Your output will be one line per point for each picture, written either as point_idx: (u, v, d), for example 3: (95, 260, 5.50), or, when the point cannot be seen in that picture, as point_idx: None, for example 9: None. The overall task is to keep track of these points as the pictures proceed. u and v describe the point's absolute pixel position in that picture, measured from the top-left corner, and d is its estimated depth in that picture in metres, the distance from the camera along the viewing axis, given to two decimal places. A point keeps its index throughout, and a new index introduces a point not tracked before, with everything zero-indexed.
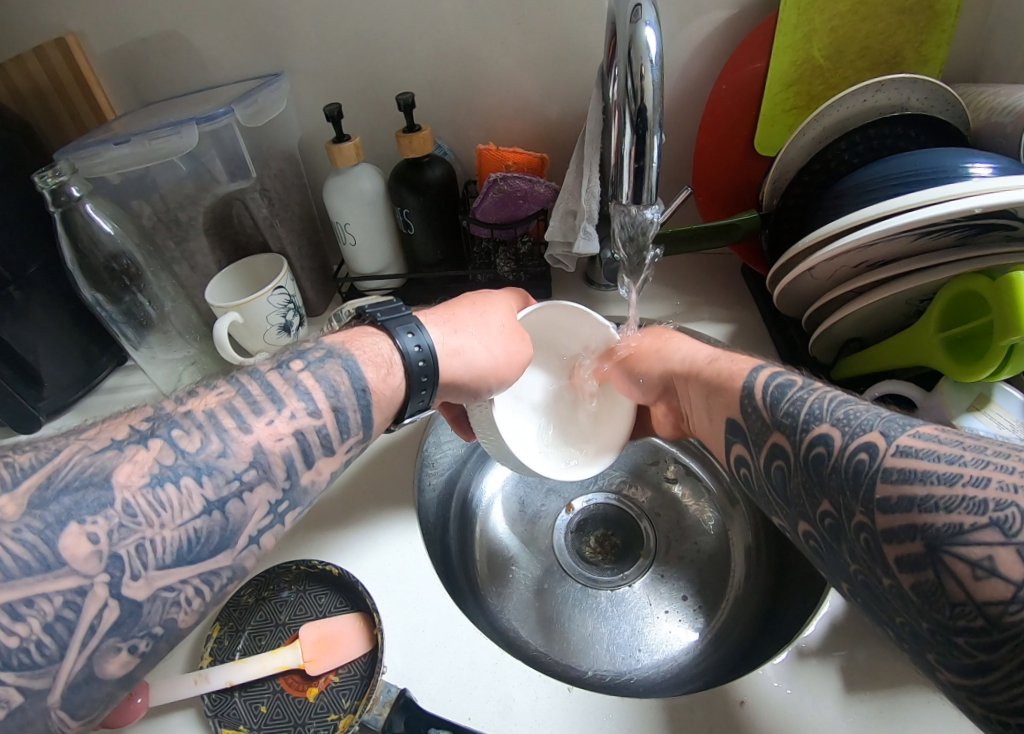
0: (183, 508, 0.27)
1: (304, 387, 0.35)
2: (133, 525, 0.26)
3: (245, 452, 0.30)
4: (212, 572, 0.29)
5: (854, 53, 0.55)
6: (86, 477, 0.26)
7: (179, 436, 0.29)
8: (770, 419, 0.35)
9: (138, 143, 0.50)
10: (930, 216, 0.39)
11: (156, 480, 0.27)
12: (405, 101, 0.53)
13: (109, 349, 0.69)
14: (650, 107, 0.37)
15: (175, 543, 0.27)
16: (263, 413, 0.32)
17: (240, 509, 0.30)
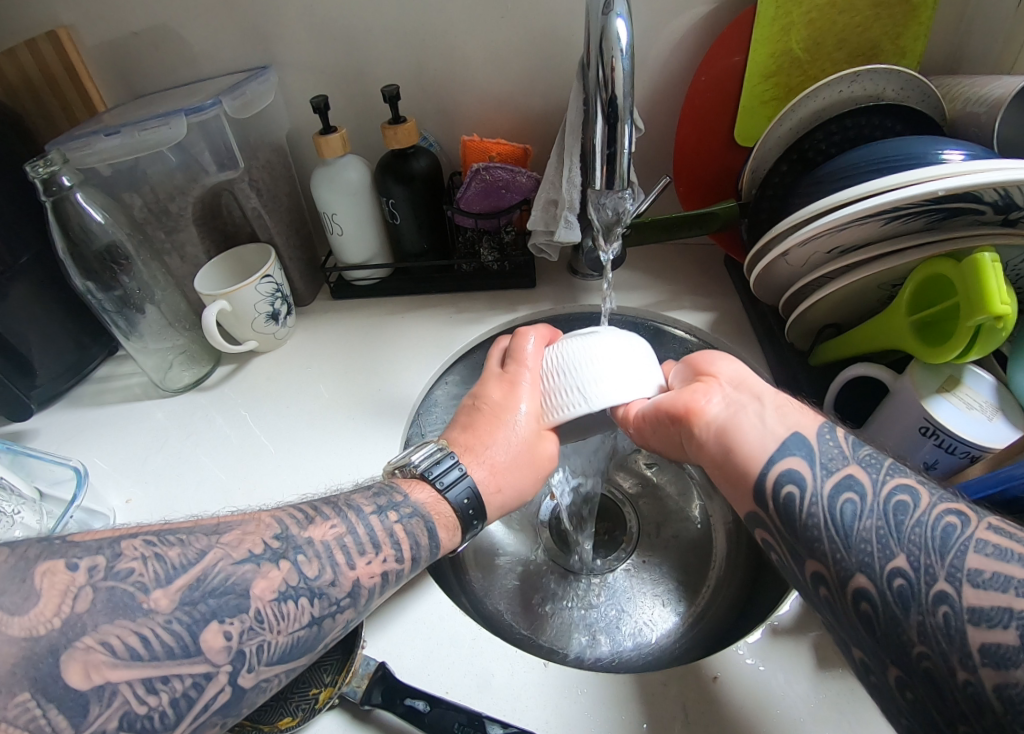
0: (295, 620, 0.31)
1: (396, 537, 0.37)
2: (258, 628, 0.30)
3: (347, 584, 0.34)
4: (296, 670, 0.32)
5: (832, 45, 0.56)
6: (228, 586, 0.30)
7: (302, 561, 0.33)
8: (850, 453, 0.35)
9: (129, 134, 0.52)
10: (894, 200, 0.40)
11: (282, 596, 0.31)
12: (389, 93, 0.54)
13: (100, 339, 0.70)
14: (620, 96, 0.39)
15: (283, 646, 0.31)
16: (367, 553, 0.36)
17: (333, 626, 0.33)
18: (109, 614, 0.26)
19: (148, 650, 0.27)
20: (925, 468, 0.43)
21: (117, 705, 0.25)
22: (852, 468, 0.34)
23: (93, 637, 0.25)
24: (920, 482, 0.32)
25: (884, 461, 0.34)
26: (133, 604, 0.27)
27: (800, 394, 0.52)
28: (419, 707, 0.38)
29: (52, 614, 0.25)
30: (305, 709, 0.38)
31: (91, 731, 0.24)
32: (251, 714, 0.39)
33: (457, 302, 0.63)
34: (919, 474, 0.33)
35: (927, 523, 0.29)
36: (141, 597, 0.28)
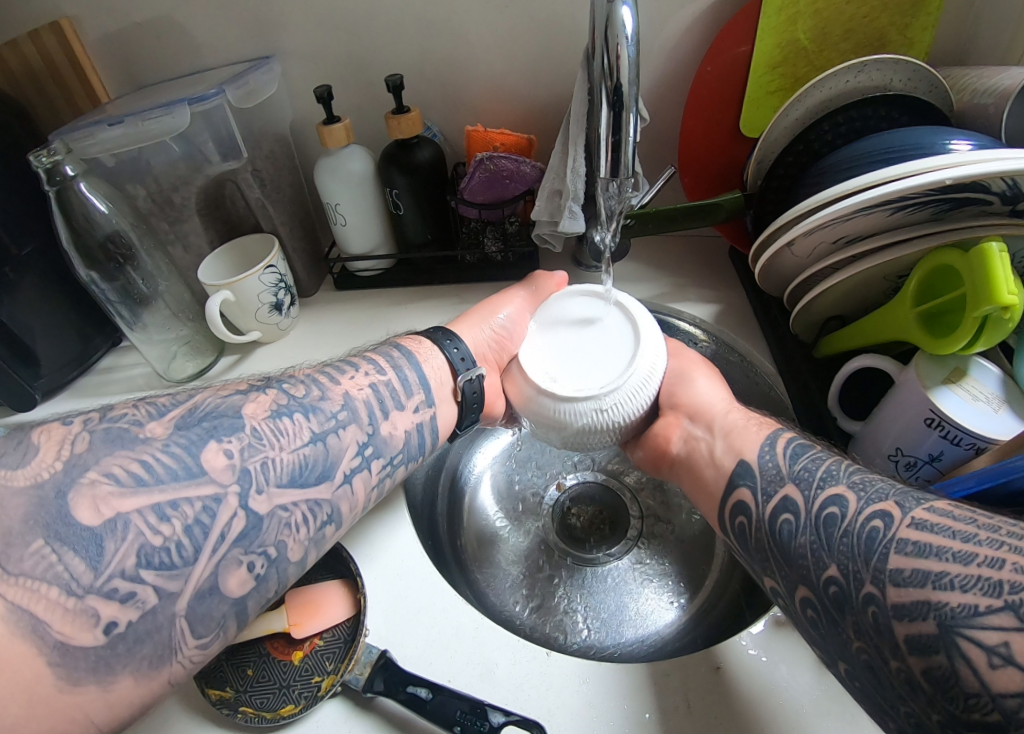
0: (295, 435, 0.36)
1: (367, 359, 0.45)
2: (259, 445, 0.34)
3: (337, 397, 0.40)
4: (316, 501, 0.36)
5: (838, 35, 0.55)
6: (220, 412, 0.35)
7: (287, 388, 0.39)
8: (785, 471, 0.36)
9: (132, 124, 0.51)
10: (901, 189, 0.40)
11: (276, 414, 0.36)
12: (394, 83, 0.54)
13: (104, 330, 0.70)
14: (626, 84, 0.38)
15: (289, 466, 0.35)
16: (347, 373, 0.42)
17: (336, 443, 0.38)
18: (110, 448, 0.29)
19: (152, 475, 0.29)
20: (931, 461, 0.42)
21: (132, 539, 0.27)
22: (789, 485, 0.34)
23: (96, 472, 0.28)
24: (852, 485, 0.32)
25: (819, 474, 0.34)
26: (132, 436, 0.30)
27: (805, 387, 0.52)
28: (421, 694, 0.37)
29: (54, 459, 0.28)
30: (307, 696, 0.39)
31: (109, 573, 0.26)
32: (254, 703, 0.40)
33: (461, 293, 0.63)
34: (856, 476, 0.33)
35: (855, 532, 0.29)
36: (138, 430, 0.31)
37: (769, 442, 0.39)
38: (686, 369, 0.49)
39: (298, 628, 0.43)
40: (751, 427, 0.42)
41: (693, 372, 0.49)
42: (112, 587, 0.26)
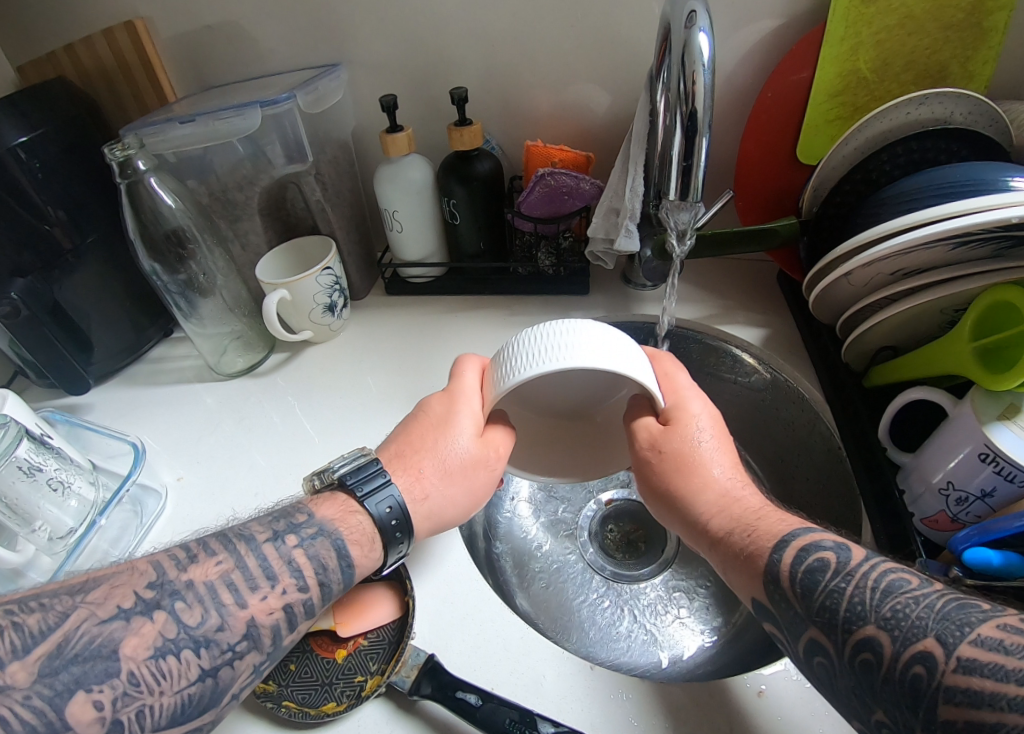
0: (180, 677, 0.29)
1: (295, 563, 0.35)
2: (134, 693, 0.28)
3: (239, 625, 0.32)
4: (196, 730, 0.30)
5: (899, 67, 0.56)
6: (95, 649, 0.28)
7: (181, 608, 0.31)
8: (803, 610, 0.31)
9: (203, 122, 0.53)
10: (962, 226, 0.40)
11: (159, 652, 0.29)
12: (459, 95, 0.55)
13: (157, 321, 0.72)
14: (700, 110, 0.39)
15: (169, 708, 0.29)
16: (259, 586, 0.34)
17: (229, 676, 0.31)
18: None
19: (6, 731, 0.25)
20: (983, 497, 0.41)
21: None
22: (811, 628, 0.30)
23: None
24: (883, 623, 0.28)
25: (839, 602, 0.30)
26: None
27: (854, 415, 0.52)
28: (471, 701, 0.38)
29: None
30: (351, 696, 0.40)
31: None
32: (296, 698, 0.40)
33: (511, 304, 0.64)
34: (887, 611, 0.28)
35: (898, 680, 0.26)
36: None
37: (767, 575, 0.33)
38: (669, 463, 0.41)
39: (342, 628, 0.44)
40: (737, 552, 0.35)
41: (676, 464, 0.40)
42: None
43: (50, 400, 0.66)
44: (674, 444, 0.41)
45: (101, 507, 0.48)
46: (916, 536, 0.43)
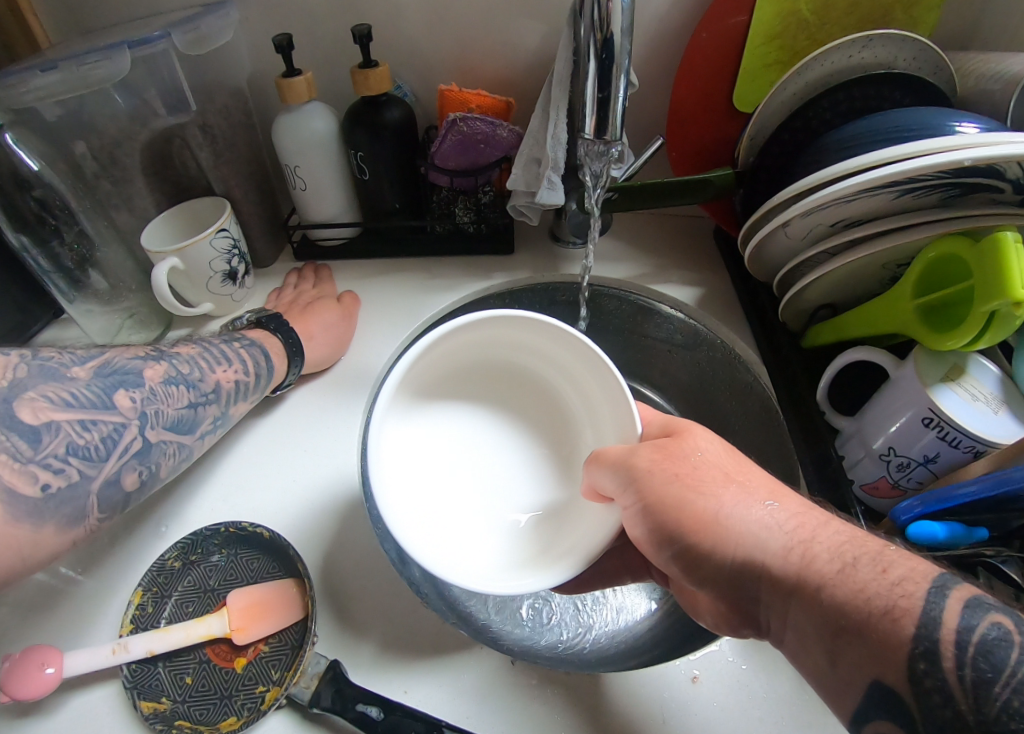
0: (176, 397, 0.41)
1: (237, 357, 0.47)
2: (153, 398, 0.40)
3: (210, 383, 0.44)
4: (181, 445, 0.41)
5: (842, 9, 0.52)
6: (125, 369, 0.40)
7: (176, 363, 0.43)
8: (974, 715, 0.20)
9: (68, 70, 0.44)
10: (910, 167, 0.36)
11: (168, 382, 0.42)
12: (359, 33, 0.48)
13: (42, 300, 0.64)
14: (617, 34, 0.34)
15: (172, 416, 0.41)
16: (217, 362, 0.45)
17: (204, 413, 0.43)
18: (43, 378, 0.36)
19: (77, 399, 0.36)
20: (925, 463, 0.39)
21: (62, 436, 0.35)
22: None
23: (33, 392, 0.35)
24: None
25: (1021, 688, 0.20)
26: (60, 373, 0.37)
27: (794, 379, 0.48)
28: (372, 713, 0.34)
29: None
30: (251, 709, 0.36)
31: (44, 452, 0.34)
32: (192, 716, 0.36)
33: (430, 267, 0.59)
34: None
35: None
36: (66, 370, 0.38)
37: (917, 646, 0.22)
38: (691, 505, 0.32)
39: (240, 636, 0.39)
40: (860, 613, 0.24)
41: (701, 507, 0.32)
42: (47, 460, 0.34)
43: None
44: (700, 474, 0.33)
45: None
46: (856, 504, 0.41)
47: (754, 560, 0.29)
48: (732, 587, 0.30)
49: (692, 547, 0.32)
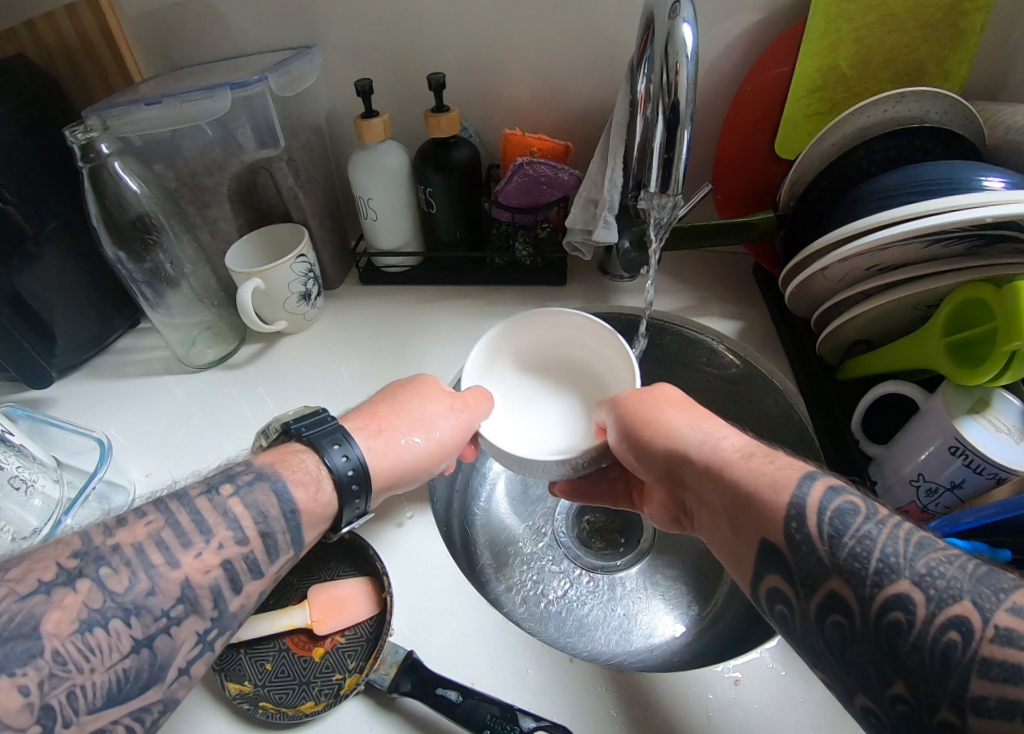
0: (112, 649, 0.27)
1: (231, 514, 0.33)
2: (63, 672, 0.26)
3: (173, 588, 0.30)
4: (141, 709, 0.28)
5: (878, 65, 0.56)
6: (15, 628, 0.26)
7: (107, 575, 0.28)
8: (829, 560, 0.27)
9: (171, 105, 0.50)
10: (937, 224, 0.40)
11: (85, 626, 0.27)
12: (436, 82, 0.53)
13: (123, 312, 0.69)
14: (682, 102, 0.39)
15: (104, 685, 0.27)
16: (192, 543, 0.31)
17: (167, 643, 0.29)
18: None
19: None
20: (952, 488, 0.42)
21: None
22: (833, 582, 0.26)
23: None
24: (920, 582, 0.24)
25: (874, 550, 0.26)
26: None
27: (829, 407, 0.52)
28: (452, 697, 0.38)
29: None
30: (329, 694, 0.39)
31: None
32: (273, 698, 0.39)
33: (488, 296, 0.64)
34: (925, 570, 0.24)
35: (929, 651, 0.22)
36: None
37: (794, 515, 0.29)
38: (646, 412, 0.41)
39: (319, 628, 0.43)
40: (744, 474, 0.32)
41: (652, 413, 0.41)
42: None
43: (9, 394, 0.63)
44: (660, 394, 0.43)
45: (67, 505, 0.45)
46: None
47: (680, 453, 0.38)
48: (664, 472, 0.40)
49: (640, 440, 0.41)
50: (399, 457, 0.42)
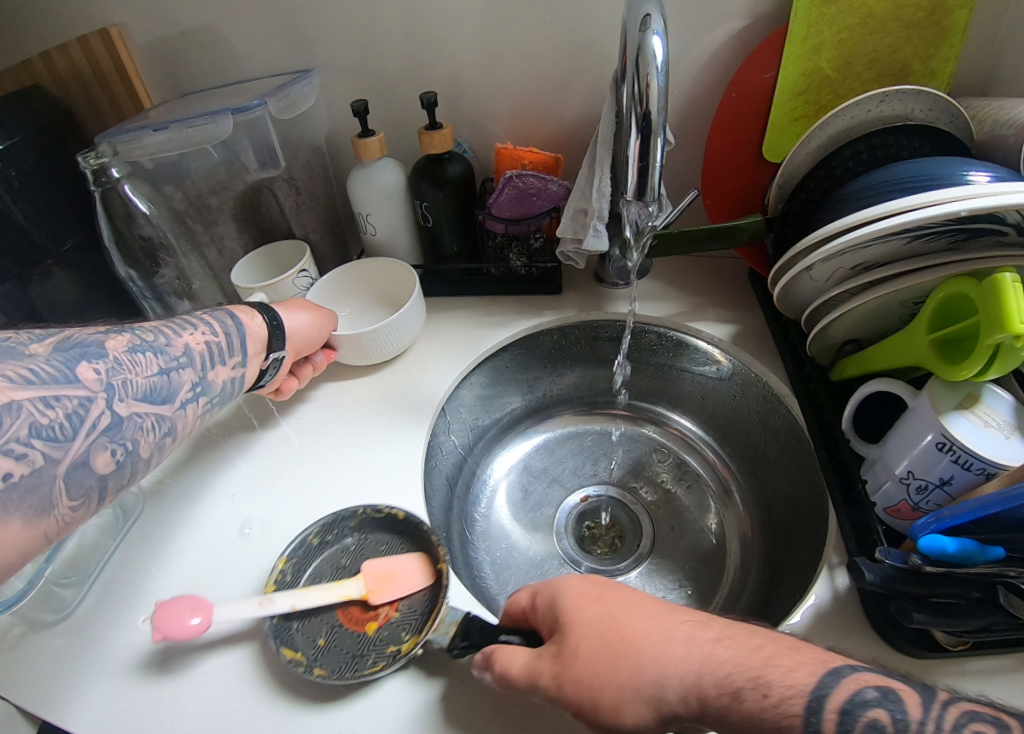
0: (147, 366, 0.39)
1: (204, 320, 0.46)
2: (120, 368, 0.37)
3: (180, 345, 0.43)
4: (162, 416, 0.40)
5: (862, 66, 0.57)
6: (85, 343, 0.37)
7: (141, 333, 0.41)
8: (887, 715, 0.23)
9: (177, 130, 0.53)
10: (914, 219, 0.40)
11: (134, 348, 0.39)
12: (428, 99, 0.55)
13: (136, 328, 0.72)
14: (654, 111, 0.40)
15: (142, 386, 0.39)
16: (186, 329, 0.44)
17: (178, 378, 0.42)
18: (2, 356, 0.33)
19: (37, 375, 0.33)
20: (941, 485, 0.41)
21: (24, 416, 0.32)
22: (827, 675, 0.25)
23: (16, 366, 0.33)
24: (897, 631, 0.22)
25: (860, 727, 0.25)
26: (19, 350, 0.34)
27: (822, 408, 0.52)
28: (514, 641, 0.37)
29: None
30: (385, 660, 0.39)
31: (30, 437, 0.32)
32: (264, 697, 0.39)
33: (486, 306, 0.66)
34: None
35: None
36: (24, 348, 0.34)
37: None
38: (624, 673, 0.30)
39: (375, 596, 0.43)
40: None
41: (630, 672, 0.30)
42: (10, 445, 0.31)
43: None
44: (603, 634, 0.32)
45: None
46: (878, 527, 0.44)
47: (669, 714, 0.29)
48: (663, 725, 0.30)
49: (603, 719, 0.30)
50: (286, 322, 0.53)
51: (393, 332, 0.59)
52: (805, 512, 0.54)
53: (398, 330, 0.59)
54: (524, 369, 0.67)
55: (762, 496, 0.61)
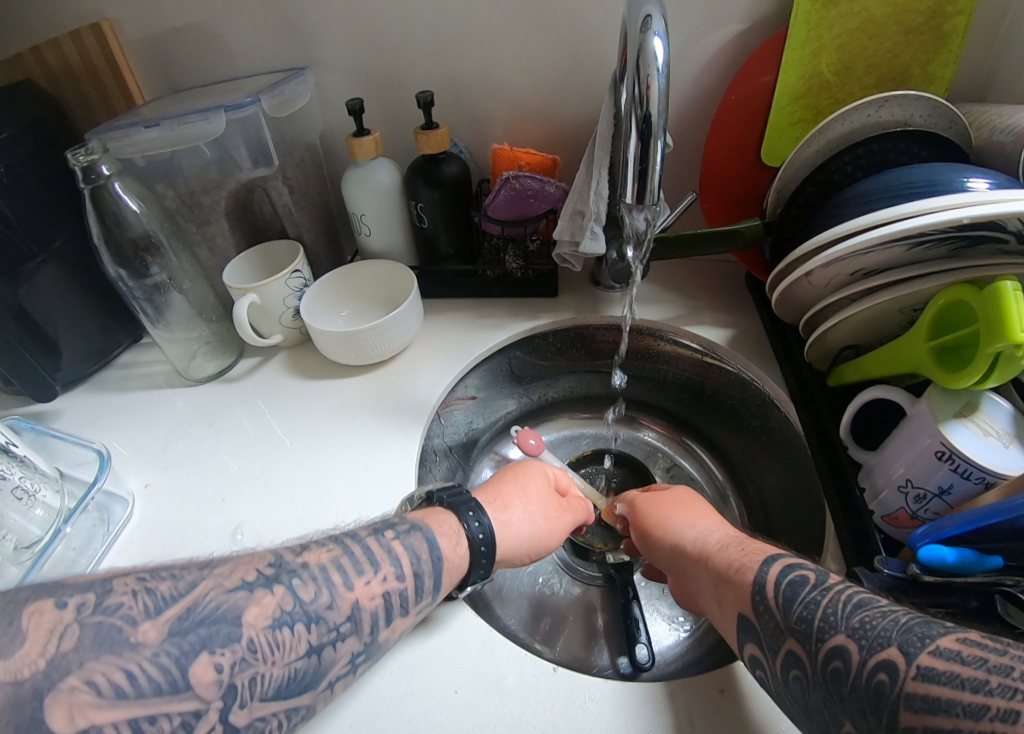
0: (292, 649, 0.30)
1: (395, 553, 0.36)
2: (251, 660, 0.28)
3: (346, 606, 0.32)
4: (295, 709, 0.30)
5: (862, 69, 0.56)
6: (219, 614, 0.29)
7: (298, 585, 0.32)
8: (782, 622, 0.33)
9: (168, 127, 0.52)
10: (914, 226, 0.40)
11: (277, 623, 0.30)
12: (423, 100, 0.54)
13: (126, 326, 0.70)
14: (655, 113, 0.39)
15: (277, 681, 0.29)
16: (364, 571, 0.34)
17: (331, 655, 0.32)
18: (97, 649, 0.25)
19: (134, 686, 0.25)
20: (941, 494, 0.41)
21: None
22: (789, 641, 0.32)
23: (78, 675, 0.24)
24: (852, 633, 0.29)
25: (814, 613, 0.32)
26: (121, 637, 0.26)
27: (819, 414, 0.52)
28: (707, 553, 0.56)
29: (38, 655, 0.24)
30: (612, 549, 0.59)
31: None
32: None
33: (481, 308, 0.66)
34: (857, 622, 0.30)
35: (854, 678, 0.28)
36: (130, 630, 0.26)
37: (755, 586, 0.35)
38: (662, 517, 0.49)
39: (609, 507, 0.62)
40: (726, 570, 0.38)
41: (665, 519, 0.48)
42: None
43: (16, 406, 0.65)
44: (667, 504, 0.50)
45: (67, 514, 0.46)
46: (876, 534, 0.43)
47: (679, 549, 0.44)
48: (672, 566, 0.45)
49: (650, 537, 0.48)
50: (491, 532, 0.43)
51: (392, 328, 0.58)
52: (801, 518, 0.54)
53: (398, 326, 0.58)
54: (522, 371, 0.67)
55: (758, 502, 0.60)
